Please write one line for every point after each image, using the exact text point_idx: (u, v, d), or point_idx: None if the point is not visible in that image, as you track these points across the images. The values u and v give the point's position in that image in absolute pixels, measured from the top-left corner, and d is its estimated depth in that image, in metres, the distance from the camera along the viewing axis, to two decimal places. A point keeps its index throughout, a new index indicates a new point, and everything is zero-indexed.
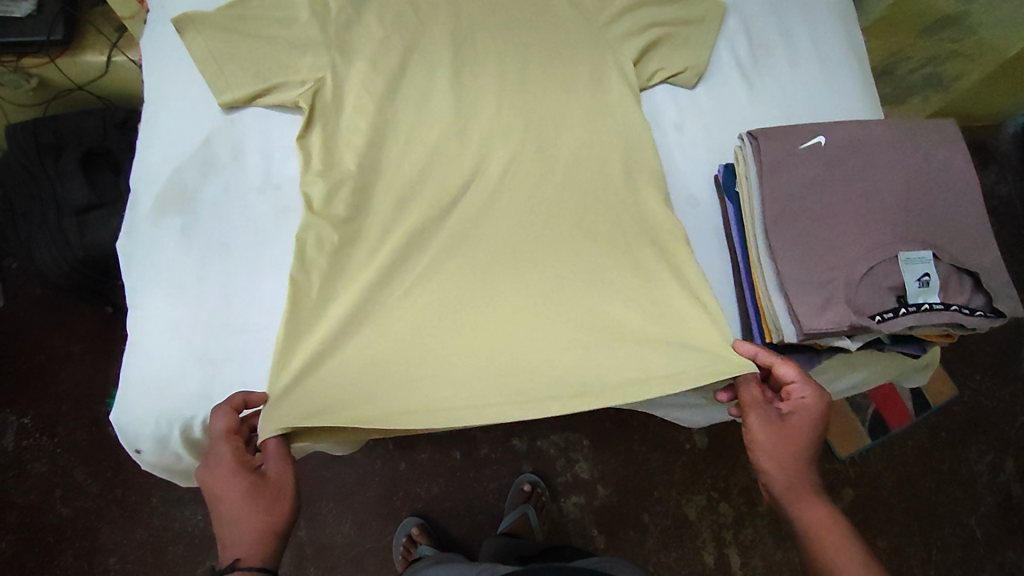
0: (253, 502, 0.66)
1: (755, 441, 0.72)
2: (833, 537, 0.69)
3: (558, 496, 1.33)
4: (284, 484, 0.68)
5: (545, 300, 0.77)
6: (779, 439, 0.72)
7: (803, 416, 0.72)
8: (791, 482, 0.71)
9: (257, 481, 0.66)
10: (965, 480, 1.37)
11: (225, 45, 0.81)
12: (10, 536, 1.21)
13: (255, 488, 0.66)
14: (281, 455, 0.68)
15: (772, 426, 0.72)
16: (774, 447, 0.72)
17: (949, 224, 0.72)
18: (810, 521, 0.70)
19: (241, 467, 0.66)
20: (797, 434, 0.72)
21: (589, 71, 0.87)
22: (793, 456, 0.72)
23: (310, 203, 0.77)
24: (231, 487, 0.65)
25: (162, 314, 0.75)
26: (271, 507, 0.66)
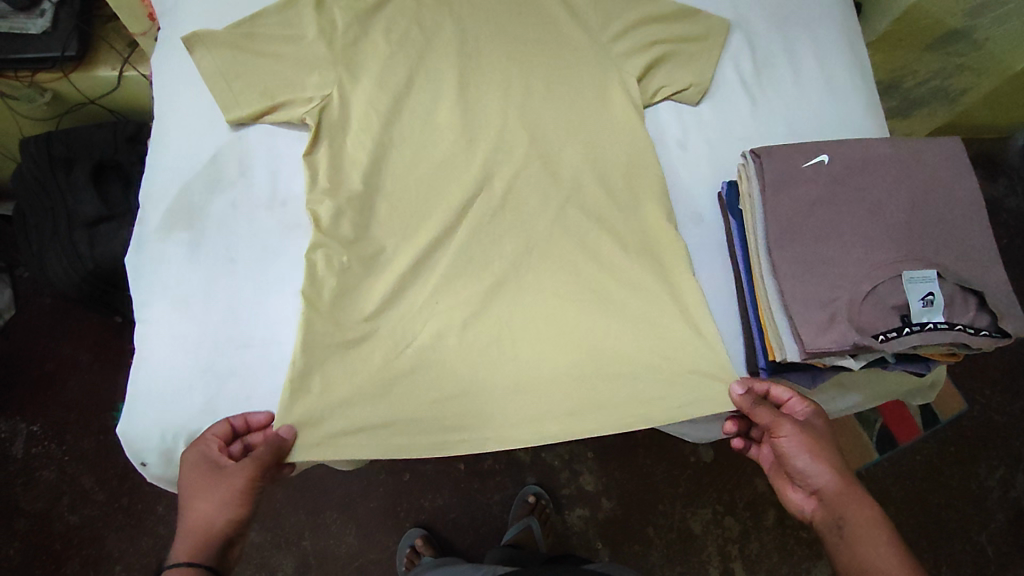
0: (206, 497, 0.67)
1: (797, 446, 0.69)
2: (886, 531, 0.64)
3: (562, 509, 1.33)
4: (238, 489, 0.67)
5: (547, 316, 0.78)
6: (817, 441, 0.70)
7: (823, 422, 0.72)
8: (838, 480, 0.68)
9: (216, 475, 0.67)
10: (976, 497, 1.36)
11: (234, 63, 0.82)
12: (17, 543, 1.22)
13: (213, 482, 0.67)
14: (256, 458, 0.68)
15: (805, 431, 0.70)
16: (814, 450, 0.69)
17: (954, 242, 0.71)
18: (863, 518, 0.65)
19: (211, 458, 0.68)
20: (825, 436, 0.71)
21: (594, 88, 0.88)
22: (833, 455, 0.69)
23: (316, 220, 0.78)
24: (195, 474, 0.68)
25: (169, 329, 0.76)
26: (219, 508, 0.67)
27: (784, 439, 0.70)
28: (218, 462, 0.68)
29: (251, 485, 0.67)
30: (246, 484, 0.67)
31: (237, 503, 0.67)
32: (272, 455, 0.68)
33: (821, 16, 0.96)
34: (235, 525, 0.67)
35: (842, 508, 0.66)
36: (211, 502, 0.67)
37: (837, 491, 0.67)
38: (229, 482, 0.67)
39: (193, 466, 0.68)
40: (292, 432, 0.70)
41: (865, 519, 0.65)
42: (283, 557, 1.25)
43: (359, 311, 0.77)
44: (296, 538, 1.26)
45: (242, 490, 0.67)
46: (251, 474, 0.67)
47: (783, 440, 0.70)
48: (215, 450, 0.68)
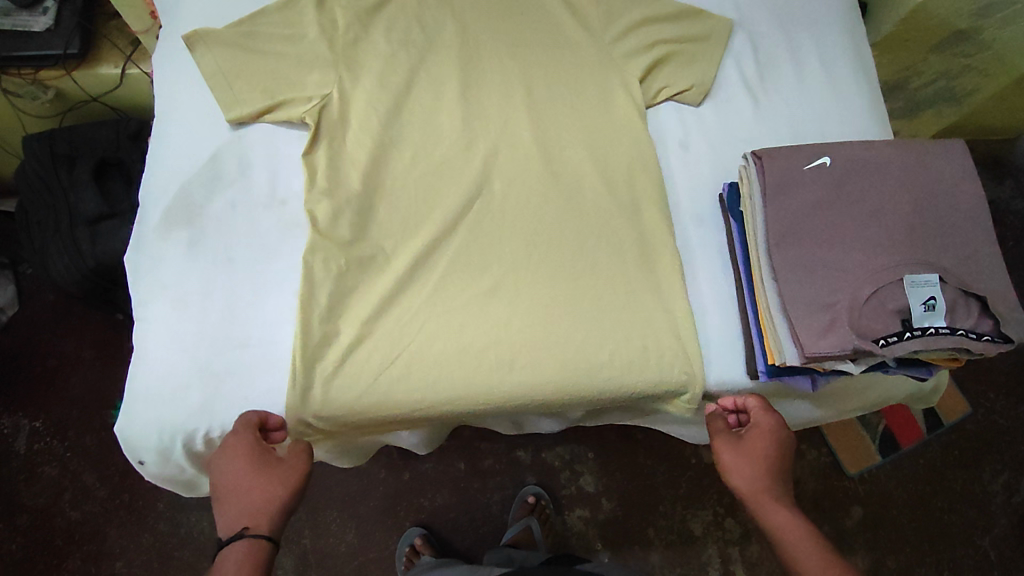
0: (267, 485, 0.69)
1: (724, 464, 0.72)
2: (806, 546, 0.67)
3: (562, 509, 1.32)
4: (296, 477, 0.71)
5: (544, 318, 0.77)
6: (747, 458, 0.71)
7: (765, 434, 0.72)
8: (763, 496, 0.70)
9: (272, 464, 0.70)
10: (979, 501, 1.35)
11: (234, 62, 0.82)
12: (18, 539, 1.22)
13: (272, 470, 0.70)
14: (302, 450, 0.72)
15: (737, 447, 0.72)
16: (744, 466, 0.71)
17: (956, 246, 0.71)
18: (783, 533, 0.68)
19: (262, 449, 0.70)
20: (763, 452, 0.71)
21: (595, 88, 0.87)
22: (766, 471, 0.71)
23: (314, 220, 0.77)
24: (249, 466, 0.69)
25: (166, 328, 0.76)
26: (282, 494, 0.69)
27: (718, 455, 0.74)
28: (270, 453, 0.70)
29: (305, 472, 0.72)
30: (304, 471, 0.71)
31: (295, 491, 0.70)
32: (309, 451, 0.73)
33: (825, 15, 0.96)
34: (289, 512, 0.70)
35: (765, 521, 0.70)
36: (270, 491, 0.69)
37: (759, 506, 0.70)
38: (288, 470, 0.70)
39: (246, 458, 0.69)
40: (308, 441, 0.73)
41: (784, 535, 0.67)
42: (283, 555, 1.25)
43: (358, 311, 0.76)
44: (295, 536, 1.26)
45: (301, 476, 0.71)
46: (305, 463, 0.72)
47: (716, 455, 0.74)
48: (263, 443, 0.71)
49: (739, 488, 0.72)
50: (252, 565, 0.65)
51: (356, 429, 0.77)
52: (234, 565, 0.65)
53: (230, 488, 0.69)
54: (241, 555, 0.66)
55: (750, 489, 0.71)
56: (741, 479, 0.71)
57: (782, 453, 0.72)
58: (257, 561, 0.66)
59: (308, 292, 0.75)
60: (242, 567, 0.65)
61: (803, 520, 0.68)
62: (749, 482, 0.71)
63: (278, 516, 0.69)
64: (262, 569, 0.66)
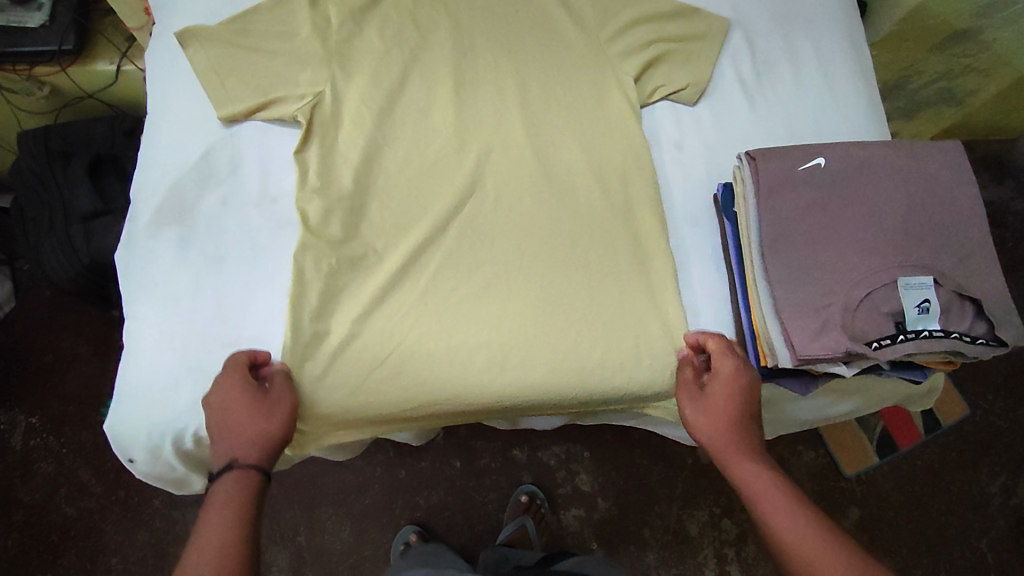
0: (257, 417, 0.67)
1: (686, 419, 0.71)
2: (767, 498, 0.64)
3: (558, 508, 1.32)
4: (287, 410, 0.69)
5: (536, 318, 0.77)
6: (707, 411, 0.70)
7: (726, 383, 0.70)
8: (725, 448, 0.68)
9: (259, 399, 0.69)
10: (976, 503, 1.34)
11: (227, 59, 0.82)
12: (15, 534, 1.22)
13: (261, 404, 0.68)
14: (289, 384, 0.71)
15: (698, 399, 0.71)
16: (705, 420, 0.70)
17: (951, 249, 0.70)
18: (744, 485, 0.66)
19: (251, 385, 0.69)
20: (724, 402, 0.70)
21: (590, 87, 0.87)
22: (728, 422, 0.69)
23: (305, 220, 0.77)
24: (239, 400, 0.68)
25: (156, 326, 0.75)
26: (274, 426, 0.68)
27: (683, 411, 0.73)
28: (258, 389, 0.69)
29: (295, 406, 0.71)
30: (294, 405, 0.70)
31: (288, 425, 0.69)
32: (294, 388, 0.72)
33: (823, 15, 0.95)
34: (282, 446, 0.69)
35: (729, 474, 0.68)
36: (258, 424, 0.67)
37: (722, 460, 0.68)
38: (277, 403, 0.69)
39: (237, 393, 0.68)
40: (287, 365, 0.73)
41: (747, 484, 0.66)
42: (278, 552, 1.25)
43: (349, 310, 0.76)
44: (290, 534, 1.26)
45: (292, 410, 0.70)
46: (295, 397, 0.71)
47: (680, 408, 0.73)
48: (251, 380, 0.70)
49: (703, 442, 0.70)
50: (245, 493, 0.64)
51: (354, 428, 0.78)
52: (225, 494, 0.63)
53: (222, 422, 0.67)
54: (231, 486, 0.64)
55: (711, 442, 0.69)
56: (702, 433, 0.70)
57: (745, 398, 0.70)
58: (250, 491, 0.64)
59: (298, 291, 0.75)
60: (233, 497, 0.63)
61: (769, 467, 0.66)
62: (709, 435, 0.69)
63: (270, 449, 0.67)
64: (255, 496, 0.64)
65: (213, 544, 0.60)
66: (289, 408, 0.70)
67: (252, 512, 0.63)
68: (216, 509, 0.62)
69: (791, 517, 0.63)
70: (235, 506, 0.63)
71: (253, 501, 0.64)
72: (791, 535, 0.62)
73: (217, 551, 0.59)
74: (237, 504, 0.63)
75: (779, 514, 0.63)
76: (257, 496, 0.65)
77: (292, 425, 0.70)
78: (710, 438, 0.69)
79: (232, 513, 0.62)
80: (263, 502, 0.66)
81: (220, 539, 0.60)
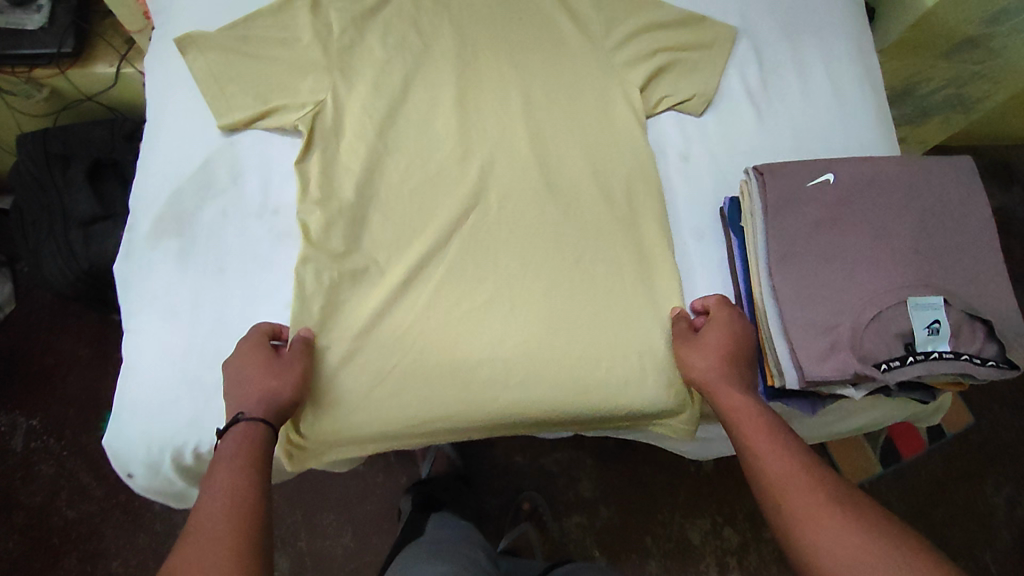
0: (269, 376, 0.68)
1: (680, 354, 0.72)
2: (753, 423, 0.64)
3: (559, 515, 1.31)
4: (298, 373, 0.70)
5: (539, 333, 0.76)
6: (703, 345, 0.71)
7: (720, 326, 0.72)
8: (717, 379, 0.69)
9: (275, 359, 0.70)
10: (982, 514, 1.33)
11: (226, 66, 0.81)
12: (15, 536, 1.22)
13: (275, 363, 0.69)
14: (305, 349, 0.72)
15: (691, 341, 0.72)
16: (699, 355, 0.71)
17: (962, 268, 0.69)
18: (732, 411, 0.66)
19: (268, 346, 0.71)
20: (717, 343, 0.71)
21: (595, 96, 0.85)
22: (721, 357, 0.70)
23: (306, 231, 0.76)
24: (257, 358, 0.69)
25: (155, 339, 0.75)
26: (284, 386, 0.68)
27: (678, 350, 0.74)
28: (273, 351, 0.71)
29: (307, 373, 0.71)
30: (306, 371, 0.71)
31: (298, 388, 0.69)
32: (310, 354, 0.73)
33: (832, 23, 0.93)
34: (289, 409, 0.69)
35: (717, 403, 0.68)
36: (268, 382, 0.68)
37: (712, 389, 0.69)
38: (290, 364, 0.70)
39: (254, 352, 0.70)
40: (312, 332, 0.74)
41: (736, 415, 0.66)
42: (279, 557, 1.24)
43: (350, 324, 0.75)
44: (291, 539, 1.25)
45: (303, 375, 0.71)
46: (308, 363, 0.72)
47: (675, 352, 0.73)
48: (268, 342, 0.72)
49: (695, 375, 0.71)
50: (249, 445, 0.63)
51: (360, 443, 0.76)
52: (236, 442, 0.63)
53: (234, 379, 0.68)
54: (242, 434, 0.64)
55: (703, 373, 0.70)
56: (695, 365, 0.71)
57: (737, 342, 0.71)
58: (259, 441, 0.64)
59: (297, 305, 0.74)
60: (244, 446, 0.63)
61: (757, 399, 0.66)
62: (702, 367, 0.70)
63: (276, 406, 0.68)
64: (259, 450, 0.63)
65: (222, 490, 0.59)
66: (300, 372, 0.70)
67: (261, 461, 0.63)
68: (226, 457, 0.62)
69: (778, 445, 0.62)
70: (246, 455, 0.62)
71: (263, 453, 0.64)
72: (774, 457, 0.61)
73: (227, 495, 0.59)
74: (247, 453, 0.62)
75: (768, 441, 0.63)
76: (267, 448, 0.64)
77: (302, 391, 0.70)
78: (702, 370, 0.70)
79: (241, 462, 0.61)
80: (269, 454, 0.65)
81: (229, 486, 0.59)
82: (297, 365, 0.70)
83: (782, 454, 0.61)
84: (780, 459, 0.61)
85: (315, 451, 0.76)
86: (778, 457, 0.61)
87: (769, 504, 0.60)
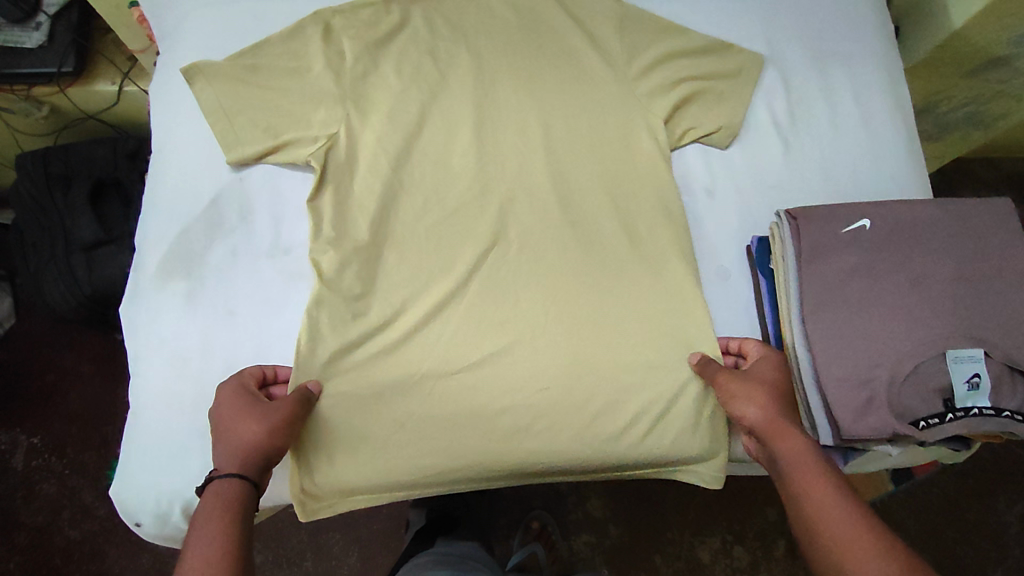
0: (246, 422, 0.63)
1: (729, 391, 0.68)
2: (812, 466, 0.60)
3: (568, 534, 1.22)
4: (277, 419, 0.65)
5: (561, 378, 0.73)
6: (755, 385, 0.68)
7: (771, 369, 0.69)
8: (772, 420, 0.65)
9: (251, 405, 0.65)
10: (993, 533, 1.25)
11: (235, 98, 0.77)
12: (16, 557, 1.15)
13: (253, 408, 0.65)
14: (293, 394, 0.67)
15: (742, 376, 0.69)
16: (750, 393, 0.67)
17: (1002, 319, 0.67)
18: (791, 457, 0.61)
19: (248, 392, 0.67)
20: (769, 383, 0.68)
21: (617, 127, 0.82)
22: (774, 401, 0.66)
23: (321, 275, 0.73)
24: (232, 405, 0.65)
25: (164, 385, 0.72)
26: (260, 433, 0.63)
27: (722, 385, 0.69)
28: (255, 396, 0.66)
29: (290, 419, 0.66)
30: (288, 416, 0.65)
31: (276, 434, 0.64)
32: (298, 398, 0.68)
33: (861, 50, 0.91)
34: (270, 458, 0.64)
35: (772, 449, 0.63)
36: (242, 430, 0.63)
37: (767, 431, 0.64)
38: (269, 410, 0.65)
39: (232, 397, 0.65)
40: (320, 386, 0.71)
41: (792, 456, 0.61)
42: None
43: (365, 369, 0.72)
44: None
45: (284, 420, 0.65)
46: (293, 406, 0.66)
47: (721, 384, 0.69)
48: (250, 388, 0.67)
49: (746, 416, 0.66)
50: (223, 504, 0.58)
51: (375, 492, 0.72)
52: (209, 507, 0.58)
53: (214, 430, 0.64)
54: (215, 497, 0.59)
55: (756, 414, 0.66)
56: (747, 405, 0.67)
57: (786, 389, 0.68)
58: (234, 502, 0.59)
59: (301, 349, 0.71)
60: (217, 510, 0.58)
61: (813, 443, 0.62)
62: (756, 407, 0.66)
63: (253, 457, 0.62)
64: (234, 509, 0.58)
65: (196, 567, 0.54)
66: (281, 417, 0.65)
67: (239, 524, 0.58)
68: (198, 525, 0.57)
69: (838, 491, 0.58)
70: (219, 519, 0.57)
71: (239, 516, 0.58)
72: (840, 510, 0.56)
73: (202, 571, 0.54)
74: (221, 517, 0.57)
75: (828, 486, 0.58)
76: (245, 508, 0.59)
77: (283, 438, 0.65)
78: (755, 410, 0.66)
79: (215, 530, 0.56)
80: (252, 513, 0.60)
81: (204, 560, 0.54)
82: (276, 411, 0.65)
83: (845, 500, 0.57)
84: (848, 511, 0.56)
85: (328, 501, 0.72)
86: (840, 504, 0.57)
87: (833, 563, 0.54)
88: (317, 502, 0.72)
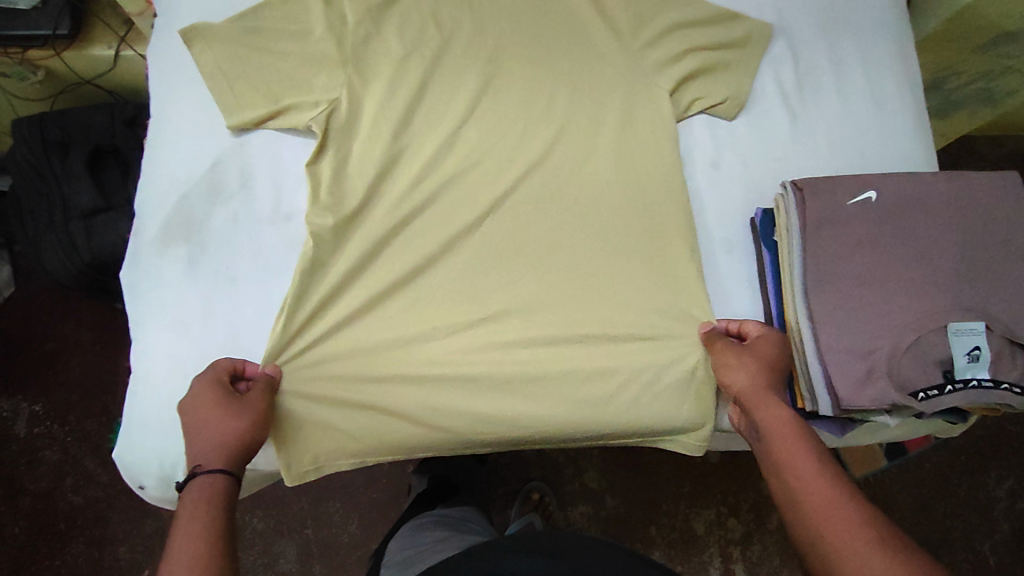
0: (225, 418, 0.63)
1: (724, 361, 0.68)
2: (792, 439, 0.60)
3: (566, 505, 1.24)
4: (259, 415, 0.65)
5: (560, 348, 0.74)
6: (748, 356, 0.68)
7: (769, 342, 0.69)
8: (759, 390, 0.65)
9: (233, 400, 0.64)
10: (981, 507, 1.26)
11: (234, 61, 0.76)
12: (21, 522, 1.16)
13: (231, 404, 0.64)
14: (265, 388, 0.67)
15: (737, 348, 0.69)
16: (743, 365, 0.67)
17: (1004, 292, 0.68)
18: (773, 427, 0.62)
19: (225, 385, 0.66)
20: (764, 355, 0.68)
21: (622, 96, 0.81)
22: (765, 372, 0.67)
23: (315, 237, 0.73)
24: (210, 397, 0.64)
25: (165, 350, 0.72)
26: (241, 430, 0.63)
27: (719, 357, 0.69)
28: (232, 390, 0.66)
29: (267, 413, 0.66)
30: (265, 411, 0.66)
31: (257, 428, 0.65)
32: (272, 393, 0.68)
33: (873, 21, 0.89)
34: (249, 452, 0.64)
35: (756, 417, 0.64)
36: (227, 426, 0.63)
37: (754, 400, 0.65)
38: (248, 405, 0.65)
39: (205, 390, 0.64)
40: (280, 370, 0.70)
41: (774, 428, 0.62)
42: (284, 545, 1.17)
43: (364, 336, 0.72)
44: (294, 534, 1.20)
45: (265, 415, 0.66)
46: (268, 401, 0.67)
47: (716, 355, 0.69)
48: (226, 380, 0.67)
49: (735, 384, 0.67)
50: (208, 501, 0.59)
51: (363, 456, 0.73)
52: (191, 504, 0.59)
53: (187, 426, 0.63)
54: (197, 494, 0.59)
55: (744, 383, 0.66)
56: (738, 374, 0.67)
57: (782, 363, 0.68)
58: (218, 498, 0.60)
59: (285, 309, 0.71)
60: (201, 507, 0.59)
61: (798, 413, 0.63)
62: (746, 377, 0.66)
63: (235, 453, 0.63)
64: (221, 505, 0.59)
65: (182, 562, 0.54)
66: (259, 413, 0.65)
67: (222, 521, 0.59)
68: (182, 524, 0.57)
69: (817, 463, 0.58)
70: (204, 515, 0.58)
71: (221, 514, 0.59)
72: (817, 481, 0.57)
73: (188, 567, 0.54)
74: (205, 515, 0.58)
75: (808, 457, 0.59)
76: (226, 501, 0.60)
77: (262, 430, 0.66)
78: (746, 379, 0.66)
79: (201, 529, 0.57)
80: (233, 510, 0.61)
81: (190, 557, 0.55)
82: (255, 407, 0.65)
83: (822, 472, 0.57)
84: (822, 481, 0.57)
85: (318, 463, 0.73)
86: (818, 474, 0.57)
87: (807, 531, 0.55)
88: (307, 468, 0.72)
